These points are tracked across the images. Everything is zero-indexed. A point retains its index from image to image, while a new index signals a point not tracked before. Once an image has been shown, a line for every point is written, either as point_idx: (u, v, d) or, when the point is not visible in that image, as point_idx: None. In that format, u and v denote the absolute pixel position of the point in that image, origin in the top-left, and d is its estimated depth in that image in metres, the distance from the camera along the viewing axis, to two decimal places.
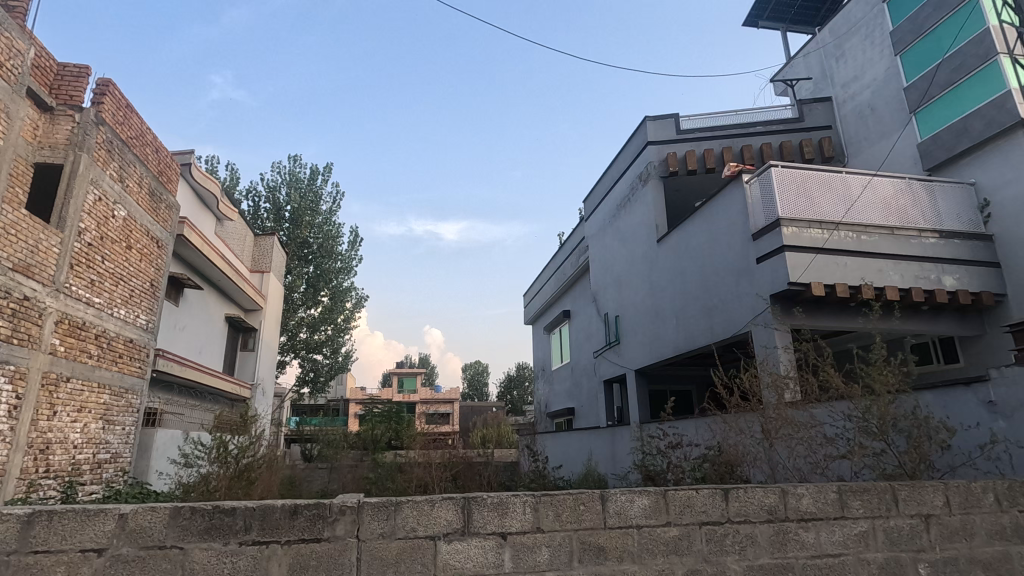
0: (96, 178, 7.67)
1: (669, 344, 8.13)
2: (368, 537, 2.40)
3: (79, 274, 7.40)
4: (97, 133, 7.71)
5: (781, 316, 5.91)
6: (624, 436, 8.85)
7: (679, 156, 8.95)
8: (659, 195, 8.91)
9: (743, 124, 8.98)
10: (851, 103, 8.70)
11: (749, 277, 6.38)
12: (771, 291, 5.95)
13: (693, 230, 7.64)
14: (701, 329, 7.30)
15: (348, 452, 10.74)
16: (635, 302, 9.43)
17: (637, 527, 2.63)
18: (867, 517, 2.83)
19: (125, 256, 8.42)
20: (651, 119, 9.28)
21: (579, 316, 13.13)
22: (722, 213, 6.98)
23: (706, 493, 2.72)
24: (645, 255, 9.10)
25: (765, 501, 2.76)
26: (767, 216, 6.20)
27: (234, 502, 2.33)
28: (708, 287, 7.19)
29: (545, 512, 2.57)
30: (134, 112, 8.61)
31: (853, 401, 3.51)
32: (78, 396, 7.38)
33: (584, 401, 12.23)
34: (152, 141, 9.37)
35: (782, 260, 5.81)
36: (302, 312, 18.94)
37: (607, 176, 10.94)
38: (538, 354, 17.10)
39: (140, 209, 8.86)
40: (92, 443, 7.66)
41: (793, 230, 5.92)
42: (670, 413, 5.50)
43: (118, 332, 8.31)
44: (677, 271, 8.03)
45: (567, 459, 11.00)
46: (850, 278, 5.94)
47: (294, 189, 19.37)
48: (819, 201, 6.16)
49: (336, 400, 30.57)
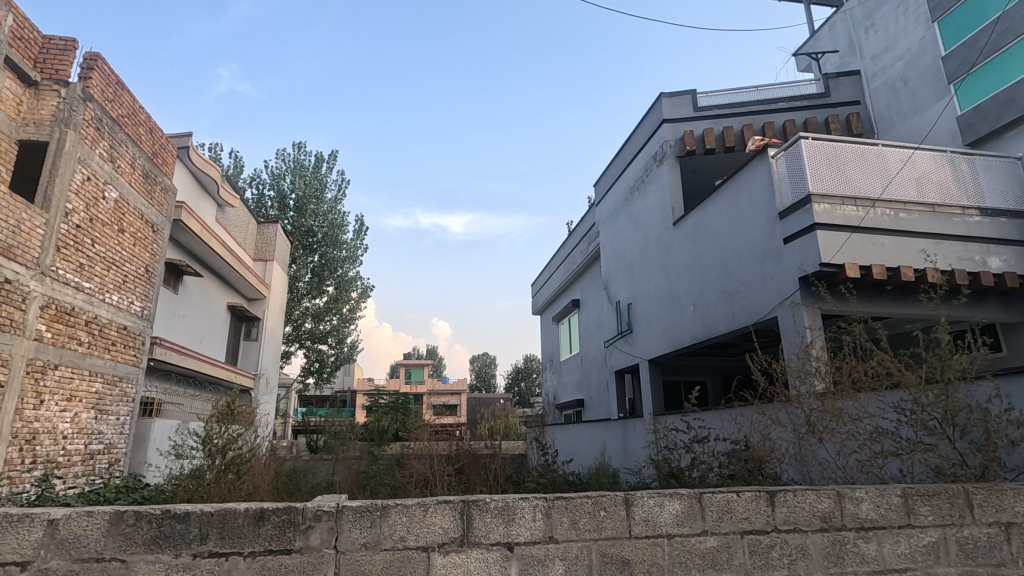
0: (84, 157, 7.32)
1: (687, 332, 7.70)
2: (348, 548, 2.02)
3: (67, 258, 7.07)
4: (85, 109, 7.33)
5: (812, 301, 5.46)
6: (639, 428, 8.42)
7: (696, 134, 8.46)
8: (675, 175, 8.44)
9: (764, 101, 8.47)
10: (882, 76, 8.18)
11: (775, 259, 5.92)
12: (800, 274, 5.49)
13: (713, 211, 7.18)
14: (721, 316, 6.87)
15: (351, 444, 10.41)
16: (649, 289, 8.99)
17: (667, 536, 2.23)
18: (937, 526, 2.41)
19: (117, 239, 8.09)
20: (667, 96, 8.80)
21: (589, 304, 12.70)
22: (745, 192, 6.52)
23: (749, 496, 2.30)
24: (659, 240, 8.65)
25: (818, 506, 2.34)
26: (795, 193, 5.75)
27: (187, 507, 1.95)
28: (729, 271, 6.74)
29: (559, 517, 2.17)
30: (125, 89, 8.23)
31: (911, 390, 3.08)
32: (68, 384, 7.08)
33: (594, 392, 11.81)
34: (146, 120, 9.01)
35: (812, 240, 5.36)
36: (306, 302, 18.69)
37: (619, 158, 10.46)
38: (546, 345, 16.69)
39: (133, 190, 8.51)
40: (83, 433, 7.38)
41: (825, 207, 5.45)
42: (693, 405, 5.07)
43: (110, 319, 7.99)
44: (694, 255, 7.59)
45: (577, 453, 10.61)
46: (888, 259, 5.48)
47: (298, 177, 19.02)
48: (853, 177, 5.68)
49: (342, 391, 30.35)
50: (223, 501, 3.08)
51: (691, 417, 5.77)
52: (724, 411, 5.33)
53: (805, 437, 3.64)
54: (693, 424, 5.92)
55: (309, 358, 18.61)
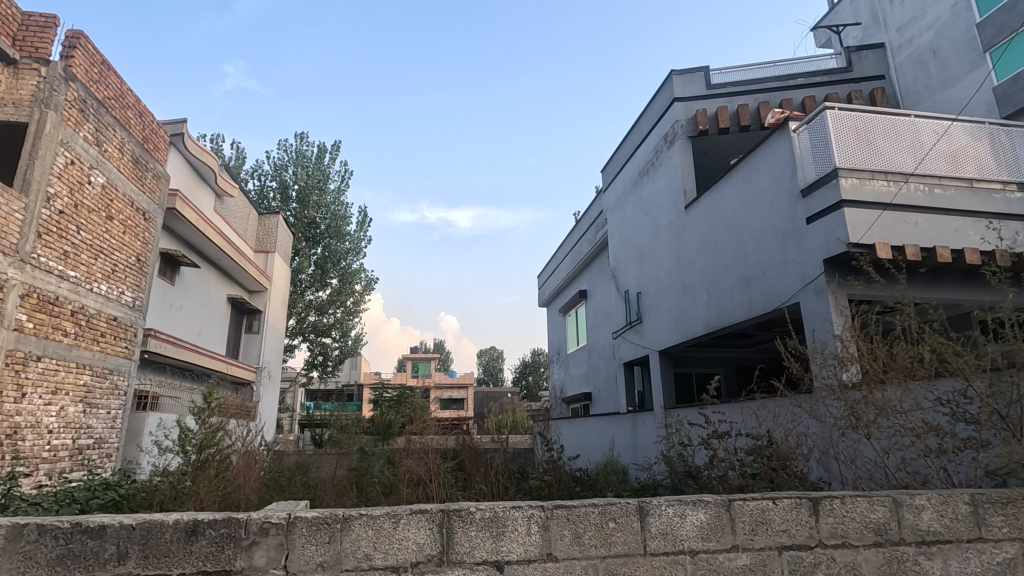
0: (67, 139, 6.99)
1: (700, 322, 7.29)
2: (300, 570, 1.66)
3: (50, 245, 6.77)
4: (68, 90, 7.01)
5: (837, 285, 5.03)
6: (649, 422, 8.05)
7: (709, 113, 8.03)
8: (687, 157, 8.01)
9: (781, 76, 8.01)
10: (909, 48, 7.69)
11: (796, 241, 5.50)
12: (825, 256, 5.07)
13: (728, 192, 6.76)
14: (737, 304, 6.46)
15: (354, 440, 10.08)
16: (659, 277, 8.58)
17: (689, 552, 1.85)
18: (1015, 539, 2.02)
19: (105, 227, 7.79)
20: (678, 74, 8.37)
21: (597, 295, 12.29)
22: (763, 170, 6.09)
23: (787, 504, 1.92)
24: (670, 224, 8.23)
25: (870, 517, 1.96)
26: (819, 169, 5.32)
27: (101, 518, 1.61)
28: (746, 256, 6.32)
29: (560, 524, 1.80)
30: (111, 69, 7.90)
31: (970, 380, 2.67)
32: (53, 377, 6.80)
33: (602, 385, 11.42)
34: (135, 104, 8.67)
35: (839, 218, 4.93)
36: (310, 294, 18.40)
37: (627, 141, 10.04)
38: (553, 338, 16.30)
39: (122, 176, 8.21)
40: (71, 427, 7.12)
41: (853, 182, 5.02)
42: (711, 397, 4.67)
43: (99, 309, 7.69)
44: (708, 239, 7.17)
45: (584, 448, 10.26)
46: (922, 239, 5.03)
47: (301, 168, 18.68)
48: (884, 150, 5.23)
49: (349, 385, 30.13)
50: (186, 506, 2.73)
51: (708, 411, 5.34)
52: (745, 403, 4.89)
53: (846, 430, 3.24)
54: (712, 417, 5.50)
55: (312, 351, 18.34)
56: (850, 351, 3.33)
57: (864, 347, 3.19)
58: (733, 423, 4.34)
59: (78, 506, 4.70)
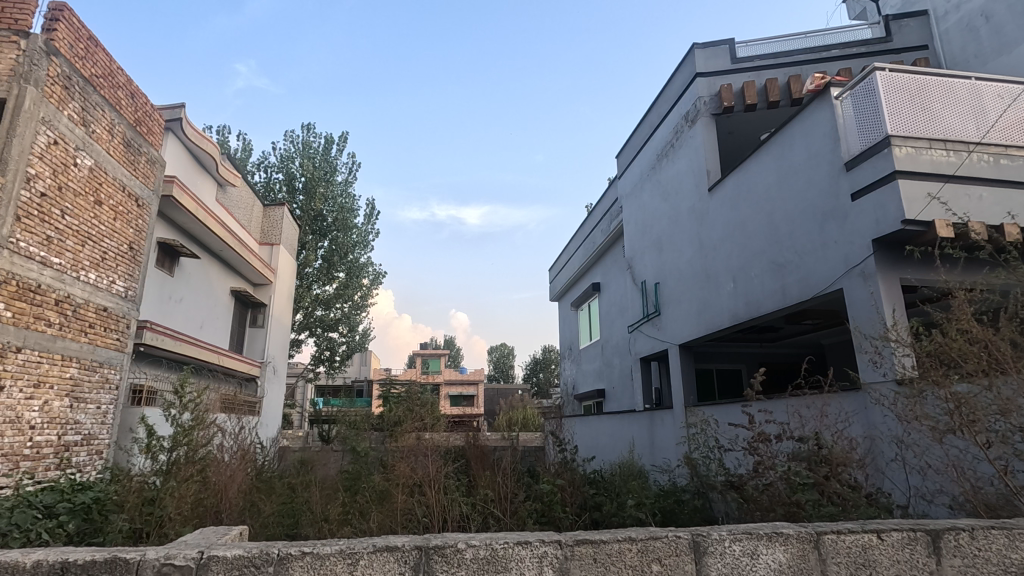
0: (49, 117, 6.59)
1: (725, 312, 6.73)
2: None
3: (30, 230, 6.37)
4: (50, 65, 6.60)
5: (887, 268, 4.46)
6: (669, 421, 7.55)
7: (734, 88, 7.47)
8: (710, 136, 7.43)
9: (813, 49, 7.52)
10: (956, 14, 7.01)
11: (838, 220, 4.92)
12: (874, 235, 4.48)
13: (757, 170, 6.19)
14: (768, 292, 5.89)
15: (367, 435, 9.61)
16: (679, 266, 8.01)
17: None
18: None
19: (93, 212, 7.39)
20: (700, 47, 7.82)
21: (611, 287, 11.73)
22: (799, 144, 5.51)
23: (897, 540, 1.88)
24: (692, 209, 7.66)
25: (1011, 556, 1.88)
26: (866, 138, 4.73)
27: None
28: (779, 239, 5.74)
29: (584, 556, 1.81)
30: (98, 45, 7.48)
31: None
32: (35, 369, 6.40)
33: (616, 381, 10.87)
34: (127, 84, 8.26)
35: (891, 191, 4.35)
36: (316, 288, 18.01)
37: (645, 123, 9.50)
38: (564, 333, 15.75)
39: (111, 159, 7.81)
40: (56, 423, 6.73)
41: (909, 151, 4.43)
42: (757, 391, 4.10)
43: (87, 299, 7.30)
44: (734, 222, 6.60)
45: (599, 448, 9.73)
46: (986, 214, 4.44)
47: (307, 159, 18.25)
48: (943, 115, 4.63)
49: (359, 382, 29.73)
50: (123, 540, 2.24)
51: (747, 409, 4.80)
52: (791, 399, 4.36)
53: (938, 431, 2.68)
54: (762, 417, 4.85)
55: (318, 346, 17.95)
56: (938, 336, 2.77)
57: (961, 331, 2.64)
58: (777, 423, 3.82)
59: (52, 525, 4.17)
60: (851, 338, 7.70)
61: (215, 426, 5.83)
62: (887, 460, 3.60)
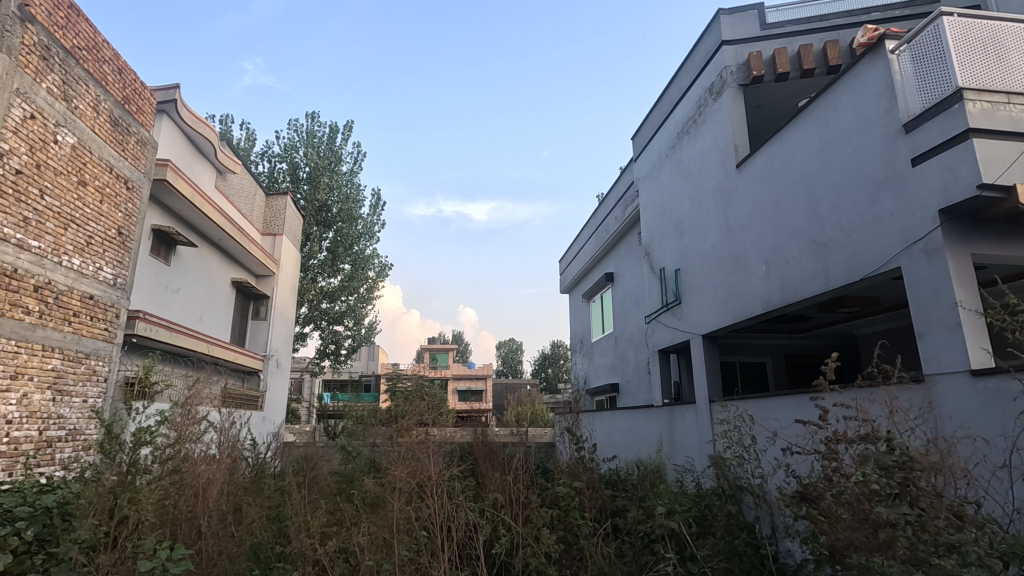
0: (25, 89, 6.13)
1: (756, 298, 6.15)
2: None
3: (5, 210, 5.92)
4: (25, 32, 6.13)
5: (958, 242, 3.86)
6: (693, 417, 6.98)
7: (764, 56, 6.88)
8: (738, 108, 6.84)
9: (850, 11, 6.89)
10: None
11: (894, 190, 4.33)
12: (940, 204, 3.89)
13: (794, 140, 5.60)
14: (807, 275, 5.30)
15: (373, 431, 9.16)
16: (703, 250, 7.43)
17: None
18: None
19: (76, 192, 6.94)
20: (726, 13, 7.20)
21: (625, 276, 11.17)
22: (845, 107, 4.91)
23: None
24: (717, 187, 7.07)
25: None
26: (929, 94, 4.14)
27: None
28: (822, 215, 5.15)
29: None
30: (81, 15, 7.01)
31: None
32: (11, 360, 5.96)
33: (631, 375, 10.31)
34: (114, 58, 7.78)
35: (964, 151, 3.76)
36: (321, 281, 17.56)
37: (664, 100, 8.91)
38: (576, 326, 15.19)
39: (97, 138, 7.35)
40: (37, 418, 6.30)
41: (983, 107, 3.84)
42: (827, 383, 3.48)
43: (69, 286, 6.84)
44: (768, 199, 5.99)
45: (618, 447, 9.14)
46: None
47: (311, 148, 17.76)
48: (1018, 66, 4.05)
49: (367, 378, 29.35)
50: None
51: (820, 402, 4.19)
52: (861, 392, 3.82)
53: None
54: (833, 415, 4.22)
55: (324, 340, 17.49)
56: None
57: None
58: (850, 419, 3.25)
59: (8, 531, 3.69)
60: (891, 327, 7.15)
61: (206, 420, 5.37)
62: (992, 468, 3.21)
